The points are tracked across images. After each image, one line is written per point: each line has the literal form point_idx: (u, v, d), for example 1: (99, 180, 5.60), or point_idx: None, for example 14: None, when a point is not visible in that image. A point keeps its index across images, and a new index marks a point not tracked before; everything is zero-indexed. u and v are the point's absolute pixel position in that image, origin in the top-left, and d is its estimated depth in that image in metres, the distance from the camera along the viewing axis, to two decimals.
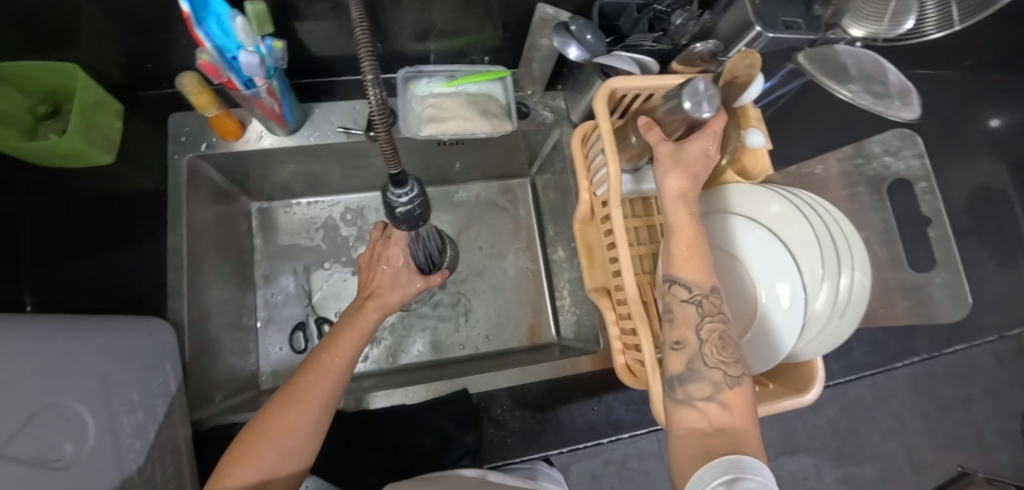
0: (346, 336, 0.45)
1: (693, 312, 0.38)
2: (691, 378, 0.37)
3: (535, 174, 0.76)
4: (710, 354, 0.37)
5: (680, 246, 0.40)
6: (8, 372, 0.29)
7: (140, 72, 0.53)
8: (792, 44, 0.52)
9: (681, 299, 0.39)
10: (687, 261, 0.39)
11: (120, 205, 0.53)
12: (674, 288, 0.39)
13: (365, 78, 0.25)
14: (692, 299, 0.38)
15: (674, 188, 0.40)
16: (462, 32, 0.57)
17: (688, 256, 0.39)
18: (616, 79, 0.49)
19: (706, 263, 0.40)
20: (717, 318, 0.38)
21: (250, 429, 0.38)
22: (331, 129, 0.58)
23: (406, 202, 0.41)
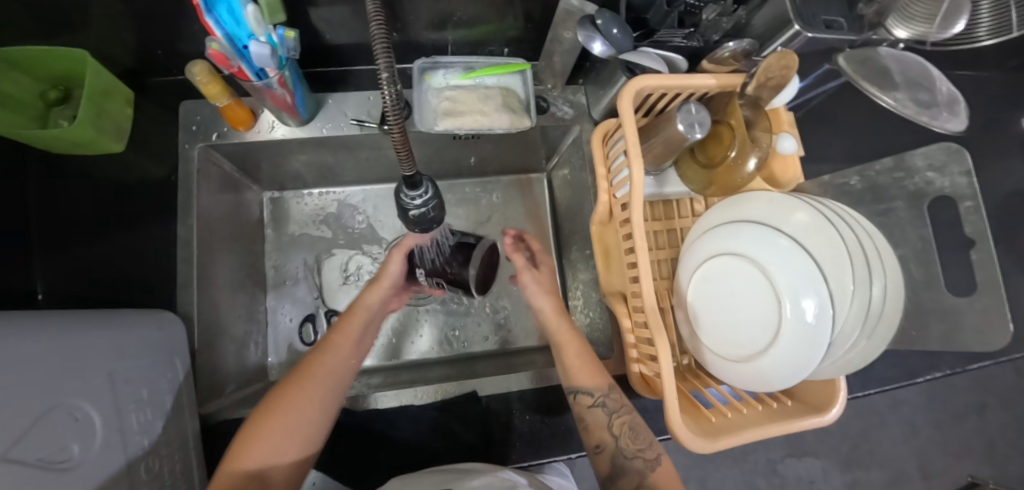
0: (345, 332, 0.51)
1: (601, 416, 0.47)
2: (618, 468, 0.45)
3: (552, 170, 0.74)
4: (627, 445, 0.46)
5: (575, 362, 0.50)
6: (15, 374, 0.29)
7: (150, 58, 0.51)
8: (832, 45, 0.49)
9: (590, 405, 0.48)
10: (575, 367, 0.50)
11: (131, 195, 0.52)
12: (579, 397, 0.48)
13: (382, 77, 0.23)
14: (595, 404, 0.47)
15: (550, 308, 0.57)
16: (481, 23, 0.54)
17: (579, 360, 0.50)
18: (644, 76, 0.47)
19: (597, 366, 0.50)
20: (623, 412, 0.47)
21: (259, 414, 0.40)
22: (344, 120, 0.56)
23: (420, 205, 0.40)
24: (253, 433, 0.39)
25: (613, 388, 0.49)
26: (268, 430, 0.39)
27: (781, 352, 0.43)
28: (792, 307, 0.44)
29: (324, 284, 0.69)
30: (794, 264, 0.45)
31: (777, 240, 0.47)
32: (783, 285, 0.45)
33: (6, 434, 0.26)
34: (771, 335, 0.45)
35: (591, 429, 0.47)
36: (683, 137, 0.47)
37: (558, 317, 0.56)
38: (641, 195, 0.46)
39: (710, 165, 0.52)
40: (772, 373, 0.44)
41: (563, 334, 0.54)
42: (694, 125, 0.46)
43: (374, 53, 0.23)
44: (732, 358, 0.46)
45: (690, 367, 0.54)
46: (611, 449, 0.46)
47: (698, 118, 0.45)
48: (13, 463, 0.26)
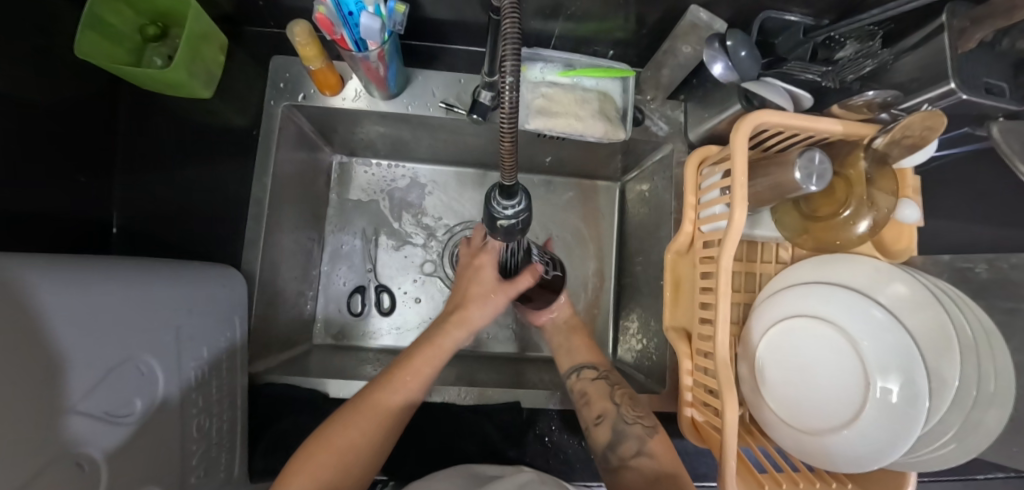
0: (426, 354, 0.47)
1: (602, 387, 0.51)
2: (616, 440, 0.46)
3: (627, 182, 0.70)
4: (627, 412, 0.48)
5: (577, 344, 0.58)
6: (86, 330, 0.29)
7: (250, 8, 0.49)
8: (987, 110, 0.43)
9: (593, 376, 0.53)
10: (574, 350, 0.57)
11: (211, 144, 0.51)
12: (585, 371, 0.54)
13: (505, 80, 0.24)
14: (598, 377, 0.53)
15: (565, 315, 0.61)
16: (593, 19, 0.50)
17: (579, 342, 0.58)
18: (766, 111, 0.43)
19: (597, 352, 0.57)
20: (623, 387, 0.52)
21: (392, 367, 0.45)
22: (432, 101, 0.54)
23: (510, 215, 0.38)
24: (353, 414, 0.40)
25: (610, 368, 0.55)
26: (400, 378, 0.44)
27: (857, 433, 0.41)
28: (881, 388, 0.41)
29: (376, 258, 0.68)
30: (889, 342, 0.42)
31: (873, 312, 0.43)
32: (872, 361, 0.42)
33: (65, 392, 0.26)
34: (851, 413, 0.42)
35: (593, 400, 0.50)
36: (795, 187, 0.43)
37: (572, 328, 0.60)
38: (738, 236, 0.42)
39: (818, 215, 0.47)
40: (843, 452, 0.42)
41: (569, 321, 0.60)
42: (812, 175, 0.41)
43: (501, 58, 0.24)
44: (800, 428, 0.44)
45: (744, 420, 0.51)
46: (618, 425, 0.47)
47: (820, 169, 0.41)
48: (76, 417, 0.27)
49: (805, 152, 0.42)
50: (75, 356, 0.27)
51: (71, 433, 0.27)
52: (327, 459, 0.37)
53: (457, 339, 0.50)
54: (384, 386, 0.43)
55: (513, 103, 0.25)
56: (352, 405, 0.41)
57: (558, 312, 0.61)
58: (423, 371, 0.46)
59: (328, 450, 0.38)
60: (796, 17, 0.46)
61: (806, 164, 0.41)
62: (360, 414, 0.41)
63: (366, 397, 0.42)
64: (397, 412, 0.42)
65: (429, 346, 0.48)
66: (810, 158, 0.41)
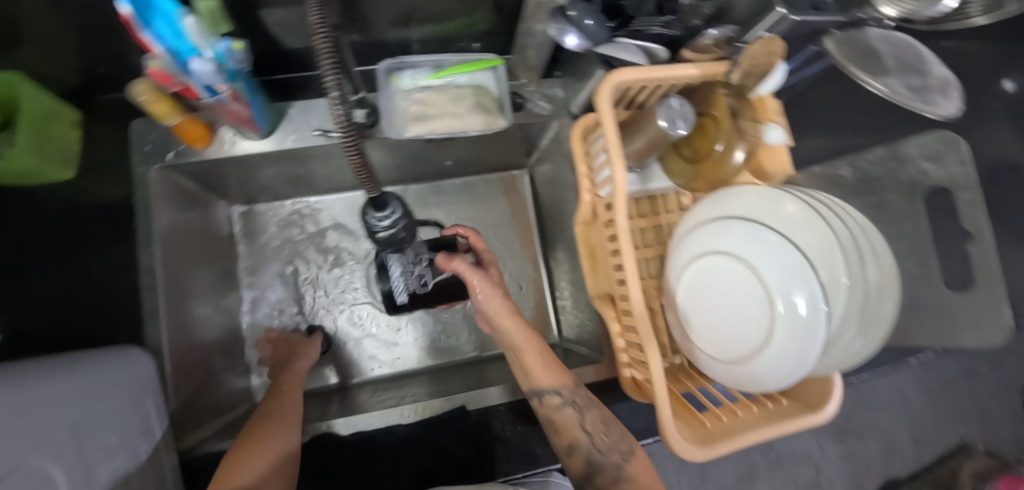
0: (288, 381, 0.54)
1: (571, 416, 0.45)
2: (608, 467, 0.43)
3: (533, 167, 0.71)
4: (600, 441, 0.44)
5: (534, 363, 0.48)
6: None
7: (92, 75, 0.48)
8: (818, 26, 0.46)
9: (557, 405, 0.46)
10: (535, 366, 0.48)
11: (85, 224, 0.49)
12: (546, 399, 0.46)
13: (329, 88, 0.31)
14: (564, 405, 0.46)
15: (501, 307, 0.52)
16: (449, 17, 0.51)
17: (534, 360, 0.49)
18: (623, 70, 0.45)
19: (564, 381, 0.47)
20: (591, 407, 0.46)
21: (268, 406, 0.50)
22: (309, 131, 0.53)
23: (387, 226, 0.38)
24: (246, 446, 0.43)
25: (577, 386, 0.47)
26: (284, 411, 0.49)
27: (774, 351, 0.42)
28: (785, 303, 0.42)
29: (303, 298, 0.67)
30: (785, 259, 0.43)
31: (766, 236, 0.45)
32: (772, 281, 0.43)
33: None
34: (765, 333, 0.43)
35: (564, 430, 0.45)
36: (666, 133, 0.44)
37: (512, 317, 0.51)
38: (625, 194, 0.44)
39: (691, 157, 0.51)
40: (768, 373, 0.43)
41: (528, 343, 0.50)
42: (677, 120, 0.43)
43: (320, 61, 0.31)
44: (725, 360, 0.45)
45: (682, 367, 0.53)
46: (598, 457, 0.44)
47: (680, 112, 0.43)
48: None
49: (660, 100, 0.44)
50: None
51: None
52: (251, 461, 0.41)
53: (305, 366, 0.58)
54: (272, 412, 0.48)
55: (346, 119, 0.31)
56: (260, 417, 0.47)
57: (490, 300, 0.51)
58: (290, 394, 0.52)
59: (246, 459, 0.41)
60: None
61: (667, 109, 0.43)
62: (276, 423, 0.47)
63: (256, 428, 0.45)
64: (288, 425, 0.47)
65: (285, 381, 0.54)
66: (670, 103, 0.43)
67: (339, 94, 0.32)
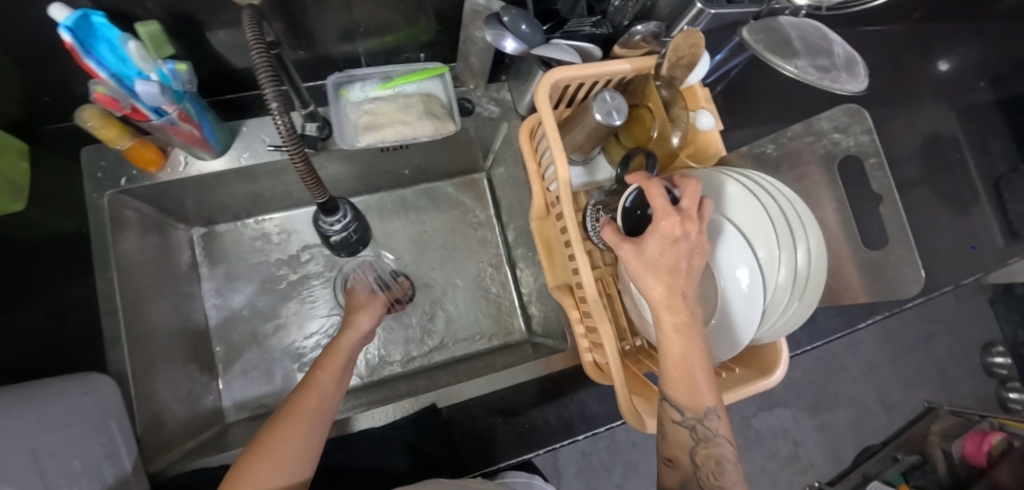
0: (331, 357, 0.48)
1: (683, 437, 0.39)
2: (700, 433, 0.39)
3: (491, 169, 0.73)
4: (706, 454, 0.39)
5: (676, 373, 0.38)
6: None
7: (35, 106, 0.48)
8: (734, 18, 0.49)
9: (675, 420, 0.39)
10: (683, 393, 0.38)
11: (38, 255, 0.49)
12: (668, 408, 0.39)
13: (271, 106, 0.32)
14: (683, 423, 0.39)
15: (668, 305, 0.36)
16: (391, 30, 0.53)
17: (677, 375, 0.38)
18: (557, 70, 0.47)
19: (696, 375, 0.38)
20: (705, 423, 0.38)
21: (303, 379, 0.45)
22: (263, 147, 0.54)
23: (339, 230, 0.40)
24: (277, 424, 0.39)
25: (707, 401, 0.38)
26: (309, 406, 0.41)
27: (721, 322, 0.45)
28: (726, 277, 0.45)
29: (270, 313, 0.67)
30: (725, 236, 0.46)
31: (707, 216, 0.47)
32: (714, 257, 0.46)
33: None
34: (711, 306, 0.46)
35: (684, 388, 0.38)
36: (603, 125, 0.46)
37: (673, 287, 0.35)
38: (569, 187, 0.46)
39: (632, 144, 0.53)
40: (716, 344, 0.46)
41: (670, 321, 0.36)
42: (612, 113, 0.45)
43: (260, 78, 0.32)
44: None
45: (643, 348, 0.55)
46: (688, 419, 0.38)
47: (613, 105, 0.45)
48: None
49: (593, 95, 0.47)
50: None
51: None
52: (264, 466, 0.36)
53: (352, 341, 0.51)
54: (305, 390, 0.43)
55: (287, 128, 0.33)
56: (289, 402, 0.41)
57: (635, 264, 0.36)
58: (333, 370, 0.46)
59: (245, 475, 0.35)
60: None
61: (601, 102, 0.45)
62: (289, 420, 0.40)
63: (290, 408, 0.41)
64: (320, 411, 0.42)
65: (325, 361, 0.47)
66: (603, 97, 0.45)
67: (280, 106, 0.33)
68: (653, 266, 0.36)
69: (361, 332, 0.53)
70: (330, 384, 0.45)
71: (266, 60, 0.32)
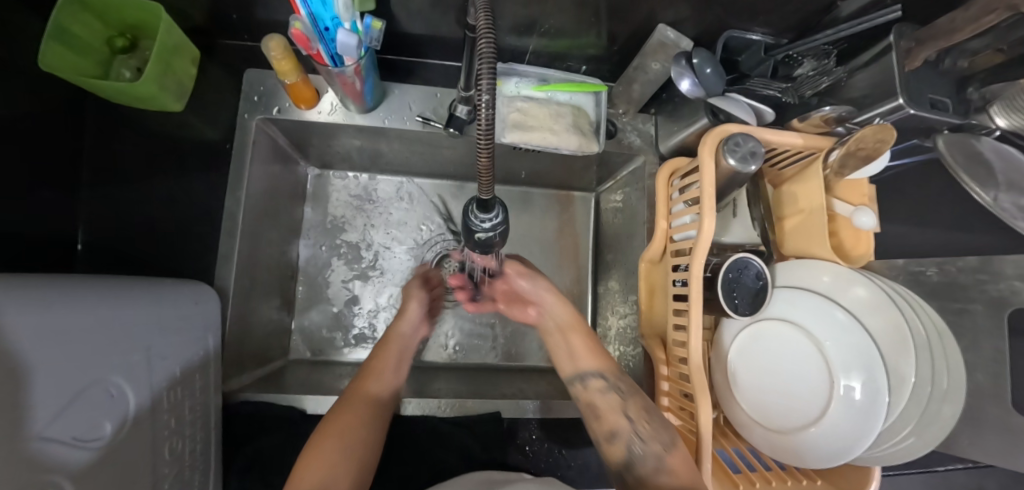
0: (376, 367, 0.52)
1: (615, 401, 0.50)
2: (622, 389, 0.50)
3: (601, 192, 0.72)
4: (642, 429, 0.46)
5: (577, 345, 0.56)
6: (41, 352, 0.26)
7: (223, 20, 0.50)
8: (932, 125, 0.46)
9: (602, 389, 0.51)
10: (578, 351, 0.55)
11: (181, 156, 0.51)
12: (592, 380, 0.52)
13: (482, 97, 0.27)
14: (608, 389, 0.51)
15: (568, 318, 0.58)
16: (567, 35, 0.52)
17: (579, 343, 0.56)
18: (729, 124, 0.46)
19: (612, 360, 0.54)
20: (635, 397, 0.49)
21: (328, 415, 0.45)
22: (409, 115, 0.55)
23: (488, 228, 0.39)
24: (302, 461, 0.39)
25: (622, 375, 0.52)
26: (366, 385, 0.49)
27: (824, 430, 0.43)
28: (842, 386, 0.43)
29: (352, 267, 0.68)
30: (851, 343, 0.44)
31: (834, 313, 0.46)
32: (834, 362, 0.44)
33: (35, 417, 0.25)
34: (817, 411, 0.44)
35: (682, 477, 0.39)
36: (736, 171, 0.45)
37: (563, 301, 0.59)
38: (707, 246, 0.44)
39: (801, 219, 0.50)
40: (812, 452, 0.43)
41: (568, 319, 0.58)
42: (748, 157, 0.44)
43: (479, 56, 0.27)
44: (770, 427, 0.45)
45: (718, 422, 0.52)
46: (613, 381, 0.51)
47: (751, 150, 0.44)
48: (44, 443, 0.25)
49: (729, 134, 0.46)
50: (48, 377, 0.26)
51: (44, 462, 0.25)
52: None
53: (403, 333, 0.57)
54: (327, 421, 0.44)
55: (490, 118, 0.29)
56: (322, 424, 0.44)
57: (554, 307, 0.59)
58: (364, 386, 0.49)
59: (310, 465, 0.39)
60: (757, 36, 0.49)
61: (736, 143, 0.44)
62: (327, 431, 0.42)
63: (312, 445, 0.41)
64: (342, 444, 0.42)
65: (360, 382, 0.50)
66: (743, 140, 0.44)
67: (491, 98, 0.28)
68: (556, 326, 0.59)
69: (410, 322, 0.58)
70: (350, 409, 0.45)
71: (493, 48, 0.27)
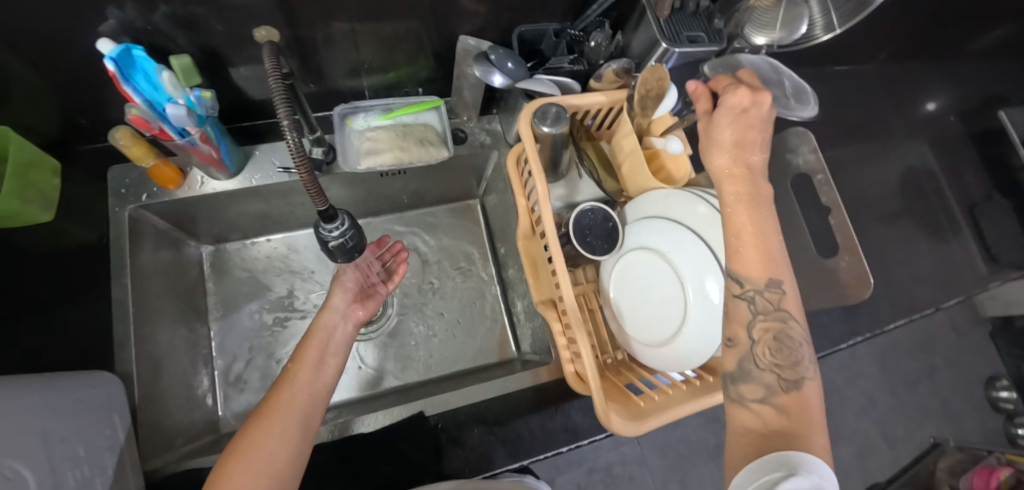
0: (310, 348, 0.48)
1: (742, 312, 0.38)
2: (759, 305, 0.38)
3: (484, 196, 0.78)
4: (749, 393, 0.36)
5: (747, 232, 0.39)
6: None
7: (75, 127, 0.54)
8: (698, 57, 0.56)
9: (734, 294, 0.39)
10: (746, 255, 0.38)
11: (60, 260, 0.53)
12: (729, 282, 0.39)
13: (284, 125, 0.35)
14: (744, 294, 0.39)
15: (726, 161, 0.40)
16: (392, 67, 0.60)
17: (747, 239, 0.39)
18: (536, 101, 0.52)
19: (770, 247, 0.38)
20: (772, 314, 0.37)
21: (245, 427, 0.41)
22: (273, 169, 0.60)
23: (337, 236, 0.44)
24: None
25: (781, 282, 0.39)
26: (285, 400, 0.43)
27: (691, 329, 0.47)
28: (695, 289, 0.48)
29: (267, 328, 0.69)
30: (694, 251, 0.49)
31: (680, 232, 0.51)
32: (685, 271, 0.49)
33: None
34: (680, 318, 0.49)
35: (796, 415, 0.34)
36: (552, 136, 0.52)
37: (746, 136, 0.40)
38: (548, 204, 0.50)
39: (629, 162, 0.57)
40: (688, 353, 0.48)
41: (723, 162, 0.40)
42: (556, 121, 0.51)
43: (275, 105, 0.35)
44: (653, 345, 0.50)
45: (624, 361, 0.57)
46: (749, 289, 0.38)
47: (556, 114, 0.51)
48: None
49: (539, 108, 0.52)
50: None
51: None
52: None
53: (329, 320, 0.50)
54: (242, 443, 0.39)
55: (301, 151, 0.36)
56: (235, 448, 0.39)
57: (725, 114, 0.40)
58: (303, 378, 0.45)
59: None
60: (544, 25, 0.57)
61: (545, 116, 0.51)
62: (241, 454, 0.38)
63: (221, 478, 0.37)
64: (269, 454, 0.39)
65: (270, 404, 0.42)
66: (551, 111, 0.51)
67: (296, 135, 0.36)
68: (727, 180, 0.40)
69: (336, 310, 0.51)
70: (275, 426, 0.41)
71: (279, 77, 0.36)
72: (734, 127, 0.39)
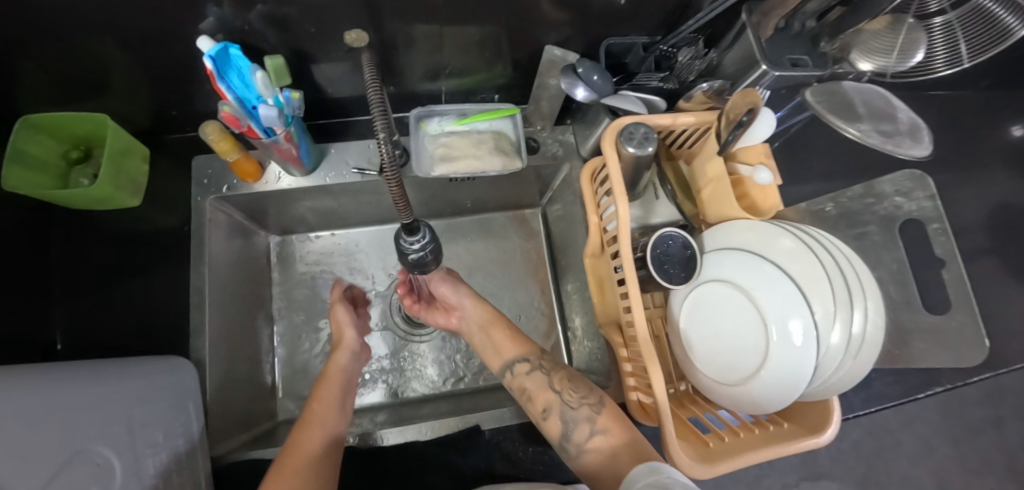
0: (330, 383, 0.52)
1: (540, 378, 0.51)
2: (549, 378, 0.51)
3: (546, 205, 0.77)
4: (571, 397, 0.48)
5: (499, 336, 0.56)
6: None
7: (165, 117, 0.56)
8: (801, 80, 0.52)
9: (525, 371, 0.52)
10: (500, 342, 0.56)
11: (144, 243, 0.55)
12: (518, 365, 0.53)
13: (378, 129, 0.30)
14: (532, 369, 0.52)
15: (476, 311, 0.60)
16: (471, 72, 0.59)
17: (501, 336, 0.57)
18: (624, 118, 0.51)
19: (516, 338, 0.56)
20: (556, 369, 0.52)
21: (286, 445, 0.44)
22: (347, 169, 0.60)
23: (418, 249, 0.43)
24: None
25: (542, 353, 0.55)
26: (322, 420, 0.47)
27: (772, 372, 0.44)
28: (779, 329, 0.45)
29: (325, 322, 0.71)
30: (780, 289, 0.46)
31: (763, 266, 0.48)
32: (770, 309, 0.46)
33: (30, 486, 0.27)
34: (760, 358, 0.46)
35: (612, 432, 0.45)
36: (637, 157, 0.49)
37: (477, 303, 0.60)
38: (629, 228, 0.48)
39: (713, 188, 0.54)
40: (765, 396, 0.45)
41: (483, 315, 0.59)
42: (642, 142, 0.49)
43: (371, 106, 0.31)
44: (730, 382, 0.47)
45: (688, 392, 0.55)
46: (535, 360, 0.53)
47: (644, 135, 0.49)
48: None
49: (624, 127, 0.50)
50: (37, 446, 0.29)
51: None
52: None
53: (342, 363, 0.55)
54: (291, 452, 0.42)
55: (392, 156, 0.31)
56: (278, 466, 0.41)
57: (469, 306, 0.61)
58: (329, 405, 0.49)
59: None
60: (633, 38, 0.55)
61: (632, 136, 0.49)
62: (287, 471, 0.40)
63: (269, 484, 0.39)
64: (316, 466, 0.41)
65: (302, 430, 0.45)
66: (637, 131, 0.49)
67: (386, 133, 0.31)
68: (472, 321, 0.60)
69: (350, 353, 0.56)
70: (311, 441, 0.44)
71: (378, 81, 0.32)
72: (476, 305, 0.61)
